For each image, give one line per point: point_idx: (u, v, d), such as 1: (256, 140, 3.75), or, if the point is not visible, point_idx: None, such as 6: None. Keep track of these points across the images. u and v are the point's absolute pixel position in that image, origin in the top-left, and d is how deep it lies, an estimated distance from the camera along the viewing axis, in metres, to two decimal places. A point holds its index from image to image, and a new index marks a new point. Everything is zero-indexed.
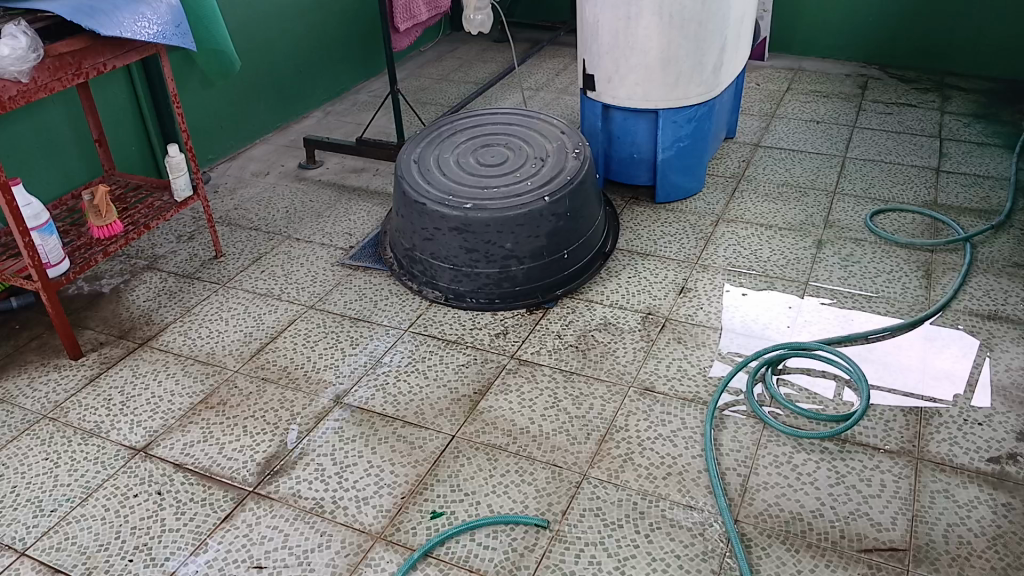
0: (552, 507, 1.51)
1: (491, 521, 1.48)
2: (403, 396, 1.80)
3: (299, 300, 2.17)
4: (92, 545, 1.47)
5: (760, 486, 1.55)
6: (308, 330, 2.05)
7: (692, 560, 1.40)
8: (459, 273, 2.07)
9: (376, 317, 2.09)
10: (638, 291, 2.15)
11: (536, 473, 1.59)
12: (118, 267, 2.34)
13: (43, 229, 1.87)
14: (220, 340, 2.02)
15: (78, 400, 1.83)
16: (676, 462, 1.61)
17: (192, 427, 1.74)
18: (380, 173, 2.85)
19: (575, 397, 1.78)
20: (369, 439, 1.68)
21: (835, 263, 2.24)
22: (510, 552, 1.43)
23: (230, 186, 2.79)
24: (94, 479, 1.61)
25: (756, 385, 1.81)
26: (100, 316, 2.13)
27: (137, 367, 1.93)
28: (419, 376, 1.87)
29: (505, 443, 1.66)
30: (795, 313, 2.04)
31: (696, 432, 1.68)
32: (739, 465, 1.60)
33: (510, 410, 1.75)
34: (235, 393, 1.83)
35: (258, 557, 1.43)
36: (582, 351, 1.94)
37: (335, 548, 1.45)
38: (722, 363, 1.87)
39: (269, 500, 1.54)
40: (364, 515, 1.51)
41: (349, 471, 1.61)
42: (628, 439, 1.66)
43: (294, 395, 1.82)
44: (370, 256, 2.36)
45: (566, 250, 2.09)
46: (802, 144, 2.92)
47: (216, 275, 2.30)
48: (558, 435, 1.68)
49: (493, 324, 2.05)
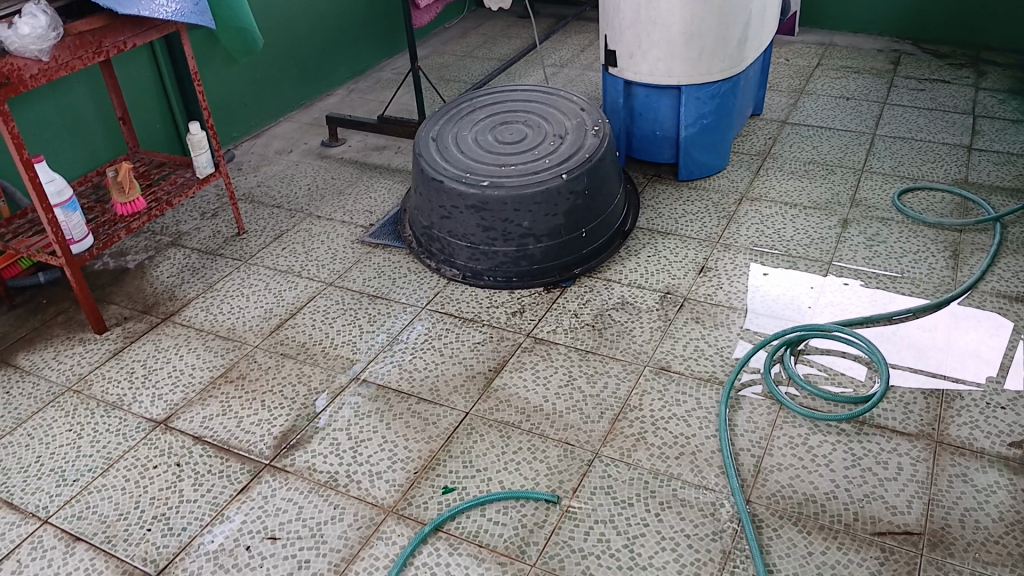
0: (562, 485, 1.51)
1: (502, 497, 1.49)
2: (419, 372, 1.82)
3: (318, 278, 2.19)
4: (112, 515, 1.50)
5: (774, 468, 1.54)
6: (327, 307, 2.07)
7: (702, 540, 1.39)
8: (476, 251, 2.07)
9: (394, 294, 2.10)
10: (657, 270, 2.13)
11: (548, 451, 1.59)
12: (143, 244, 2.38)
13: (66, 206, 1.89)
14: (242, 317, 2.05)
15: (101, 374, 1.87)
16: (689, 441, 1.60)
17: (211, 400, 1.77)
18: (402, 151, 2.86)
19: (590, 375, 1.78)
20: (384, 415, 1.70)
21: (859, 242, 2.20)
22: (520, 528, 1.43)
23: (253, 163, 2.82)
24: (115, 449, 1.65)
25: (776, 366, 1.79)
26: (124, 292, 2.17)
27: (160, 342, 1.97)
28: (436, 353, 1.88)
29: (518, 420, 1.67)
30: (817, 294, 2.01)
31: (711, 412, 1.67)
32: (753, 446, 1.59)
33: (525, 388, 1.76)
34: (255, 367, 1.86)
35: (273, 528, 1.45)
36: (598, 330, 1.93)
37: (347, 521, 1.46)
38: (745, 343, 1.85)
39: (285, 473, 1.57)
40: (376, 489, 1.52)
41: (364, 446, 1.63)
42: (641, 418, 1.66)
43: (312, 370, 1.85)
44: (389, 233, 2.37)
45: (584, 229, 2.08)
46: (830, 121, 2.86)
47: (238, 251, 2.33)
48: (570, 413, 1.68)
49: (510, 303, 2.05)
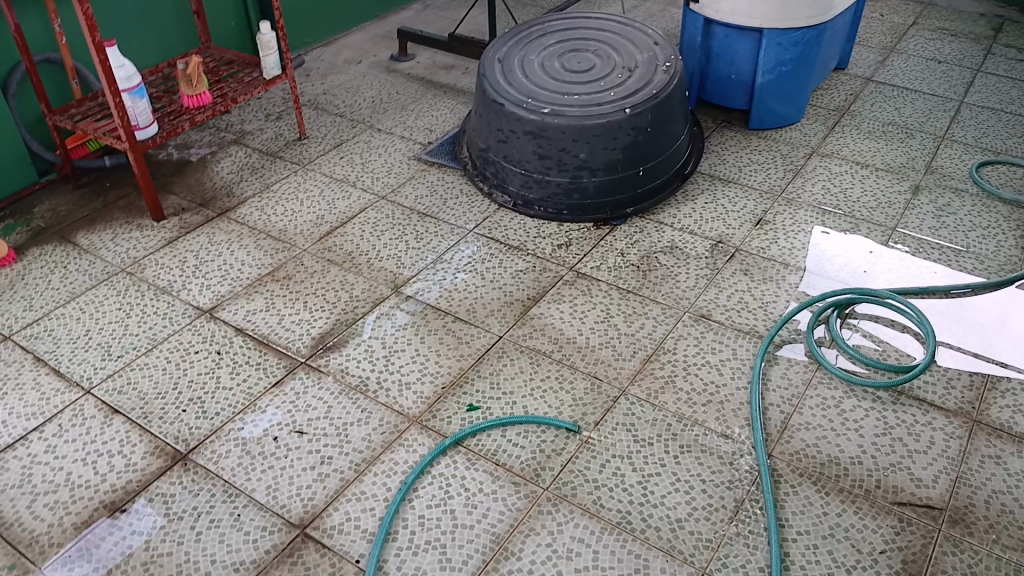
0: (585, 417, 1.53)
1: (524, 421, 1.51)
2: (458, 293, 1.83)
3: (372, 190, 2.21)
4: (151, 392, 1.57)
5: (802, 426, 1.52)
6: (377, 219, 2.09)
7: (717, 487, 1.40)
8: (529, 179, 2.05)
9: (443, 214, 2.11)
10: (712, 218, 2.09)
11: (576, 383, 1.60)
12: (207, 139, 2.43)
13: (134, 92, 1.93)
14: (295, 221, 2.09)
15: (155, 259, 1.94)
16: (719, 390, 1.59)
17: (256, 295, 1.82)
18: (470, 73, 2.83)
19: (627, 315, 1.77)
20: (419, 329, 1.73)
21: (928, 211, 2.11)
22: (538, 452, 1.45)
23: (322, 71, 2.82)
24: (161, 332, 1.72)
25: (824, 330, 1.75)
26: (184, 184, 2.23)
27: (213, 236, 2.02)
28: (477, 276, 1.89)
29: (550, 350, 1.68)
30: (874, 260, 1.95)
31: (746, 364, 1.65)
32: (784, 402, 1.56)
33: (561, 319, 1.76)
34: (301, 270, 1.91)
35: (300, 423, 1.50)
36: (642, 272, 1.91)
37: (373, 425, 1.50)
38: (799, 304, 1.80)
39: (319, 373, 1.61)
40: (404, 398, 1.56)
41: (397, 356, 1.66)
42: (674, 362, 1.65)
43: (355, 278, 1.88)
44: (447, 154, 2.36)
45: (642, 167, 2.03)
46: (917, 83, 2.71)
47: (298, 156, 2.36)
48: (603, 349, 1.68)
49: (558, 235, 2.04)
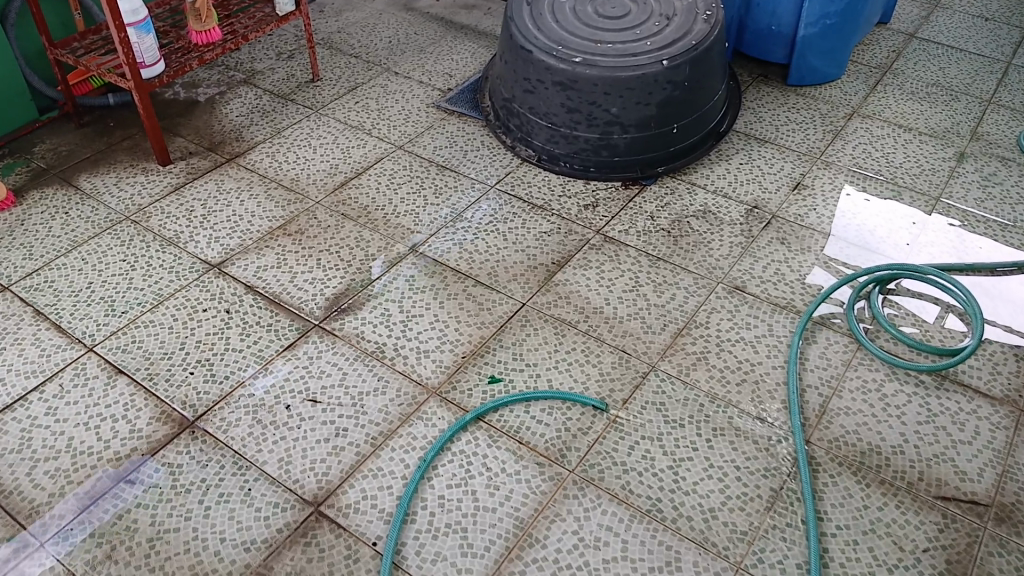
0: (613, 394, 1.45)
1: (549, 396, 1.43)
2: (479, 255, 1.74)
3: (388, 139, 2.09)
4: (156, 353, 1.49)
5: (841, 411, 1.44)
6: (393, 171, 1.98)
7: (752, 475, 1.33)
8: (556, 133, 1.94)
9: (463, 168, 2.00)
10: (747, 180, 1.97)
11: (603, 357, 1.52)
12: (215, 78, 2.30)
13: (140, 27, 1.80)
14: (308, 170, 1.98)
15: (161, 208, 1.84)
16: (754, 369, 1.50)
17: (267, 250, 1.73)
18: (491, 14, 2.67)
19: (658, 284, 1.68)
20: (438, 293, 1.64)
21: (973, 180, 1.99)
22: (563, 431, 1.38)
23: (336, 6, 2.67)
24: (167, 287, 1.63)
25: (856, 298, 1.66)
26: (191, 126, 2.11)
27: (222, 183, 1.92)
28: (499, 237, 1.79)
29: (576, 320, 1.59)
30: (918, 231, 1.84)
31: (782, 341, 1.56)
32: (822, 385, 1.48)
33: (587, 287, 1.67)
34: (314, 224, 1.81)
35: (314, 391, 1.43)
36: (673, 237, 1.81)
37: (390, 396, 1.43)
38: (823, 271, 1.72)
39: (332, 337, 1.53)
40: (422, 368, 1.48)
41: (414, 321, 1.58)
42: (707, 337, 1.56)
43: (370, 235, 1.78)
44: (467, 102, 2.23)
45: (676, 124, 1.91)
46: (964, 40, 2.56)
47: (310, 99, 2.24)
48: (632, 320, 1.59)
49: (584, 194, 1.93)
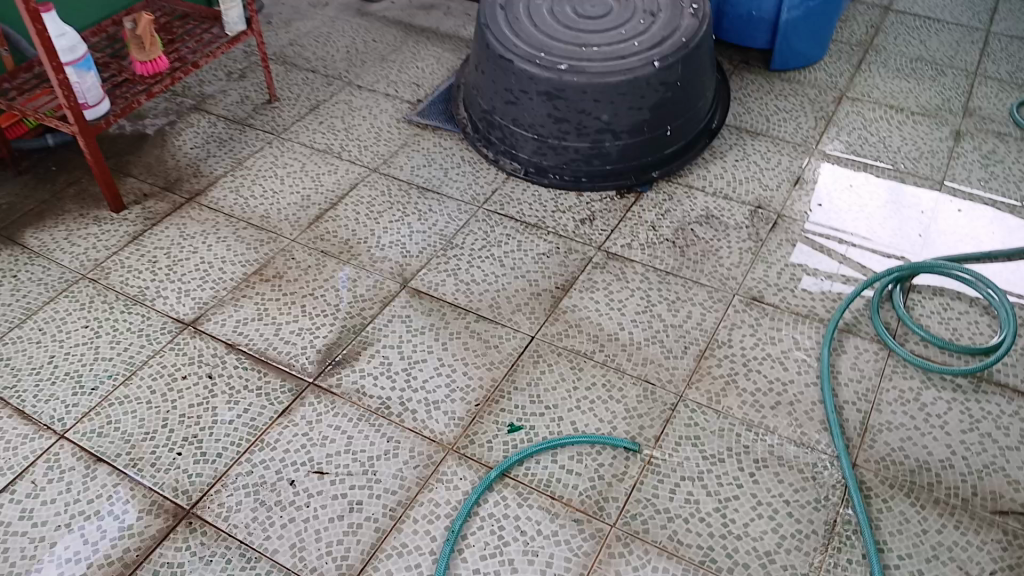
0: (643, 431, 1.34)
1: (576, 442, 1.32)
2: (477, 286, 1.62)
3: (360, 162, 1.95)
4: (137, 433, 1.35)
5: (883, 427, 1.35)
6: (371, 197, 1.84)
7: (803, 508, 1.23)
8: (544, 145, 1.81)
9: (446, 188, 1.87)
10: (745, 178, 1.88)
11: (626, 390, 1.41)
12: (163, 106, 2.12)
13: (79, 65, 1.64)
14: (278, 204, 1.83)
15: (121, 261, 1.67)
16: (786, 389, 1.41)
17: (245, 301, 1.58)
18: (453, 15, 2.53)
19: (671, 302, 1.57)
20: (439, 333, 1.52)
21: (973, 160, 1.93)
22: (596, 480, 1.27)
23: (286, 17, 2.49)
24: (138, 354, 1.48)
25: (841, 269, 1.65)
26: (143, 163, 1.93)
27: (186, 227, 1.76)
28: (494, 263, 1.67)
29: (591, 350, 1.48)
30: (928, 220, 1.77)
31: (811, 355, 1.47)
32: (860, 399, 1.40)
33: (597, 312, 1.56)
34: (293, 266, 1.66)
35: (319, 461, 1.30)
36: (679, 248, 1.70)
37: (403, 458, 1.30)
38: (806, 247, 1.70)
39: (331, 396, 1.40)
40: (434, 422, 1.36)
41: (418, 369, 1.45)
42: (732, 357, 1.47)
43: (356, 273, 1.64)
44: (440, 114, 2.10)
45: (670, 126, 1.81)
46: (939, 11, 2.50)
47: (270, 122, 2.07)
48: (650, 345, 1.49)
49: (578, 208, 1.82)
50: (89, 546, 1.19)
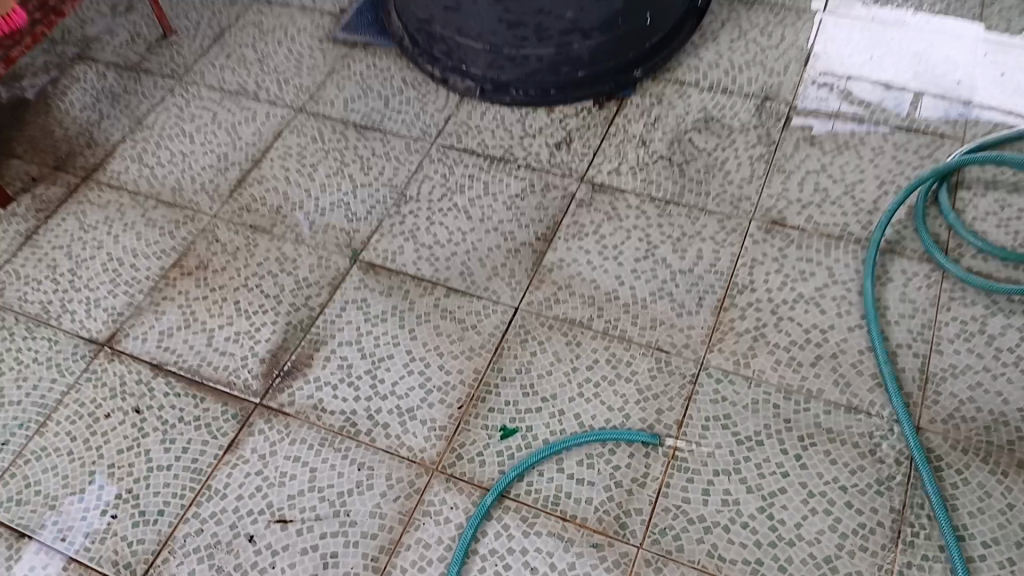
0: (663, 417, 1.12)
1: (585, 443, 1.10)
2: (442, 250, 1.35)
3: (284, 102, 1.62)
4: (59, 498, 1.12)
5: (946, 373, 1.13)
6: (303, 147, 1.53)
7: (865, 496, 1.03)
8: (498, 55, 1.50)
9: (391, 124, 1.55)
10: (745, 64, 1.56)
11: (635, 364, 1.18)
12: (40, 60, 1.74)
13: None
14: (192, 170, 1.52)
15: (15, 271, 1.39)
16: (826, 339, 1.18)
17: (167, 305, 1.32)
18: None
19: (676, 241, 1.31)
20: (406, 318, 1.26)
21: (1011, 4, 1.60)
22: (614, 489, 1.06)
23: None
24: (49, 392, 1.22)
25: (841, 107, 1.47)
26: (26, 138, 1.60)
27: (87, 215, 1.46)
28: (460, 216, 1.39)
29: (588, 317, 1.24)
30: (968, 91, 1.47)
31: (851, 290, 1.22)
32: (915, 341, 1.16)
33: (590, 266, 1.30)
34: (219, 250, 1.38)
35: (281, 506, 1.08)
36: (678, 167, 1.42)
37: (381, 489, 1.08)
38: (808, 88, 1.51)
39: (286, 419, 1.16)
40: (412, 437, 1.12)
41: (384, 369, 1.20)
42: (756, 306, 1.22)
43: (297, 250, 1.37)
44: (370, 26, 1.74)
45: (649, 11, 1.50)
46: None
47: (171, 64, 1.72)
48: (657, 302, 1.24)
49: (551, 128, 1.51)
50: (65, 524, 1.09)
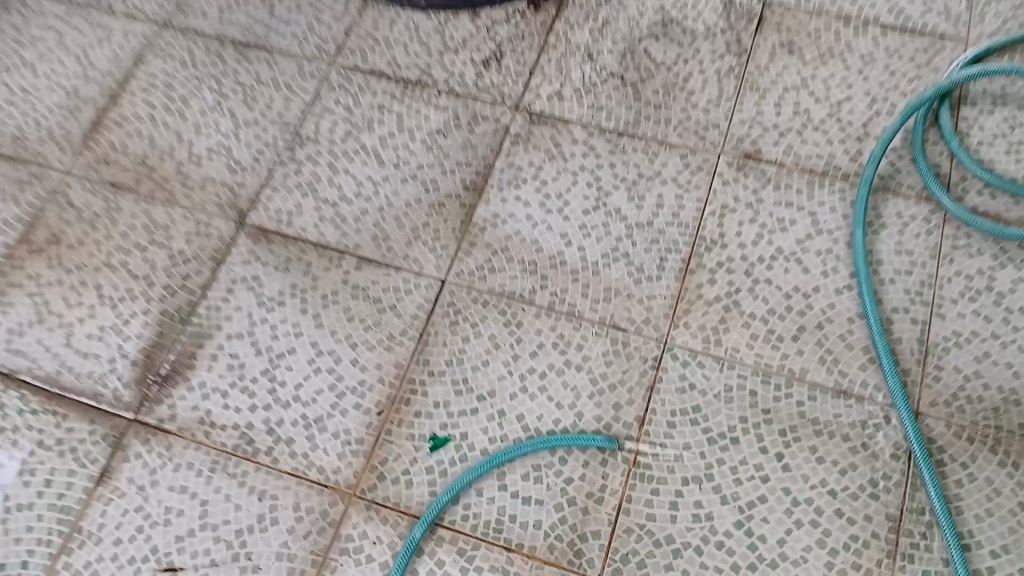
0: (621, 414, 0.95)
1: (530, 451, 0.92)
2: (349, 207, 1.11)
3: (144, 14, 1.30)
4: None
5: (948, 343, 0.96)
6: (171, 77, 1.24)
7: (857, 502, 0.88)
8: None
9: (279, 41, 1.26)
10: None
11: (587, 347, 0.99)
12: None
13: None
14: (33, 111, 1.21)
15: None
16: (810, 307, 1.00)
17: (13, 292, 1.06)
18: None
19: (631, 186, 1.09)
20: (308, 299, 1.04)
21: None
22: (568, 507, 0.90)
23: None
24: None
25: None
26: None
27: None
28: (370, 162, 1.14)
29: (529, 289, 1.03)
30: None
31: (840, 242, 1.03)
32: (914, 303, 0.99)
33: (529, 222, 1.08)
34: (73, 219, 1.12)
35: (167, 551, 0.90)
36: (631, 88, 1.17)
37: (288, 524, 0.90)
38: None
39: (162, 436, 0.96)
40: (323, 455, 0.94)
41: (285, 368, 1.00)
42: (726, 267, 1.03)
43: (171, 216, 1.11)
44: None
45: None
46: None
47: None
48: (611, 267, 1.04)
49: (477, 39, 1.24)
50: None
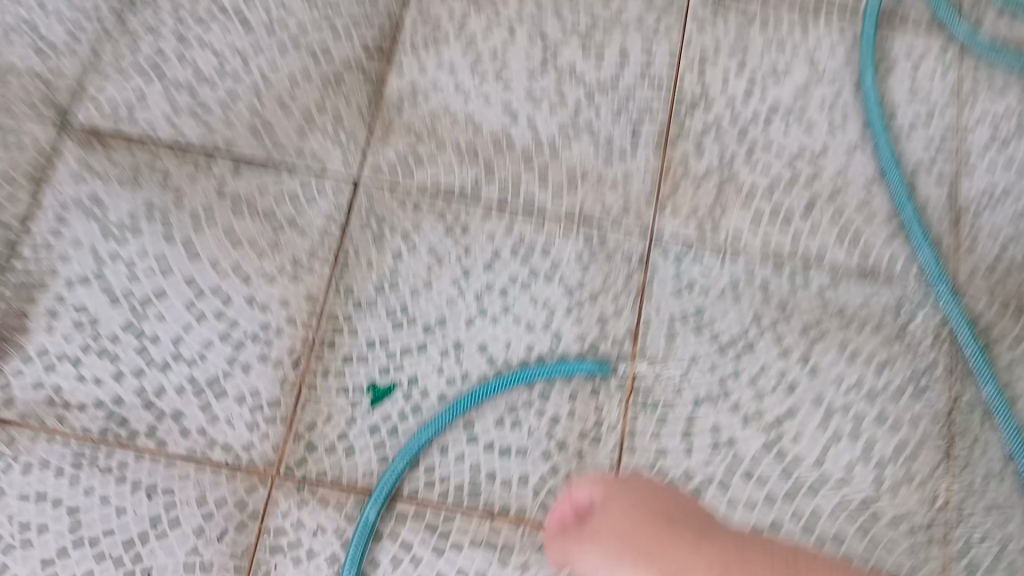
0: (608, 328, 0.75)
1: (502, 389, 0.72)
2: (217, 92, 0.82)
3: None
4: None
5: (982, 199, 0.80)
6: None
7: (899, 403, 0.74)
8: None
9: None
10: None
11: (557, 249, 0.78)
12: None
13: None
14: None
15: None
16: (819, 171, 0.81)
17: None
18: None
19: (585, 38, 0.86)
20: (177, 221, 0.77)
21: None
22: (557, 453, 0.71)
23: None
24: None
25: None
26: None
27: None
28: (237, 28, 0.85)
29: (473, 181, 0.80)
30: None
31: (846, 88, 0.84)
32: (939, 153, 0.82)
33: (461, 93, 0.83)
34: None
35: None
36: None
37: (196, 525, 0.68)
38: None
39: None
40: (228, 428, 0.70)
41: (158, 317, 0.74)
42: (715, 131, 0.83)
43: None
44: None
45: None
46: None
47: None
48: (573, 144, 0.82)
49: None
50: None
